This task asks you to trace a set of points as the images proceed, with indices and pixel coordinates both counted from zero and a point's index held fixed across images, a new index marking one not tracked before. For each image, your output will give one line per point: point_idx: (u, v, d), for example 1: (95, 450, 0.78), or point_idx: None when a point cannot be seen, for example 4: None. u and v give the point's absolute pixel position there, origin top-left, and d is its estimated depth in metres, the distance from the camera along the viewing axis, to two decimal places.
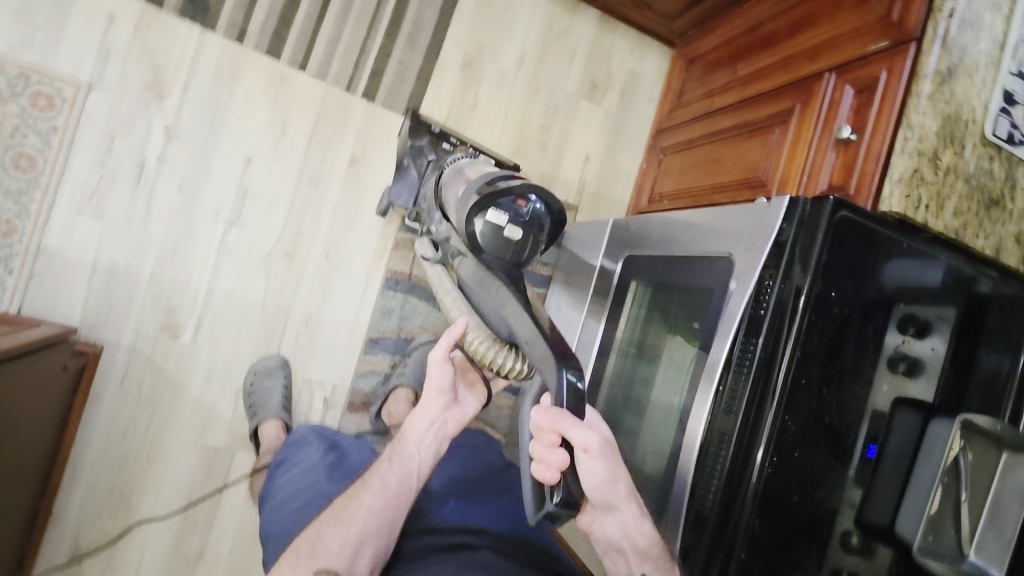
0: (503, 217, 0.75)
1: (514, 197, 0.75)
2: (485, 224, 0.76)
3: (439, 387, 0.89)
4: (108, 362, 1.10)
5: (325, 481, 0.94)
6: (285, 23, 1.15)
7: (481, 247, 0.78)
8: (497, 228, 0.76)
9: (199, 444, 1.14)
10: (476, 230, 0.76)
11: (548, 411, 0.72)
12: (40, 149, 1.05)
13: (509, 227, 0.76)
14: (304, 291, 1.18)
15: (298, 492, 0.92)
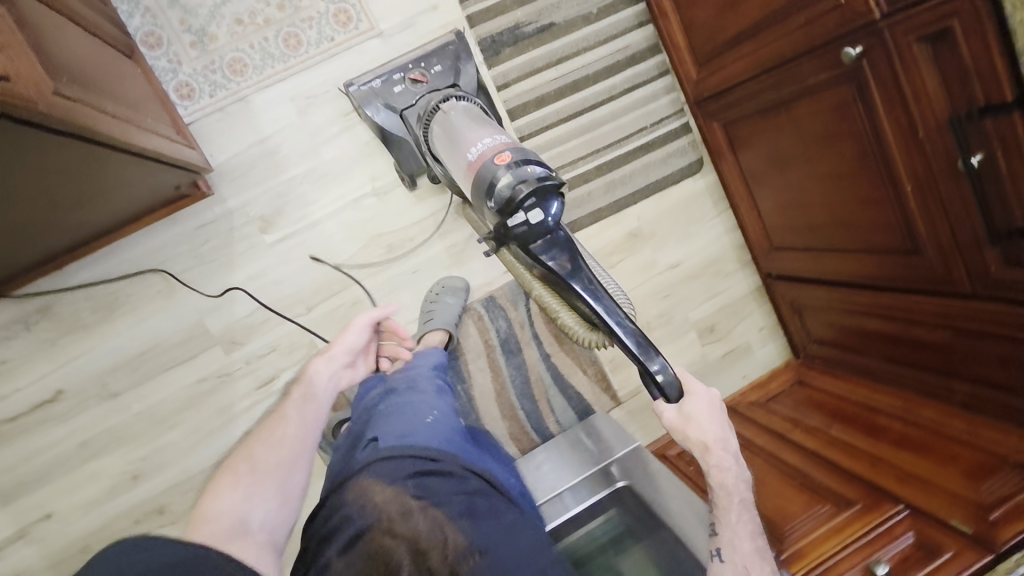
0: (520, 218, 0.87)
1: (517, 187, 0.85)
2: (512, 230, 0.88)
3: (349, 346, 1.01)
4: (203, 206, 1.18)
5: (433, 396, 0.96)
6: (540, 105, 1.28)
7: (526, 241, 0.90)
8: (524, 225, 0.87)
9: (199, 318, 1.19)
10: (510, 231, 0.89)
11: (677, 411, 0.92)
12: (310, 42, 1.19)
13: (531, 215, 0.87)
14: (375, 281, 1.26)
15: (407, 399, 0.93)
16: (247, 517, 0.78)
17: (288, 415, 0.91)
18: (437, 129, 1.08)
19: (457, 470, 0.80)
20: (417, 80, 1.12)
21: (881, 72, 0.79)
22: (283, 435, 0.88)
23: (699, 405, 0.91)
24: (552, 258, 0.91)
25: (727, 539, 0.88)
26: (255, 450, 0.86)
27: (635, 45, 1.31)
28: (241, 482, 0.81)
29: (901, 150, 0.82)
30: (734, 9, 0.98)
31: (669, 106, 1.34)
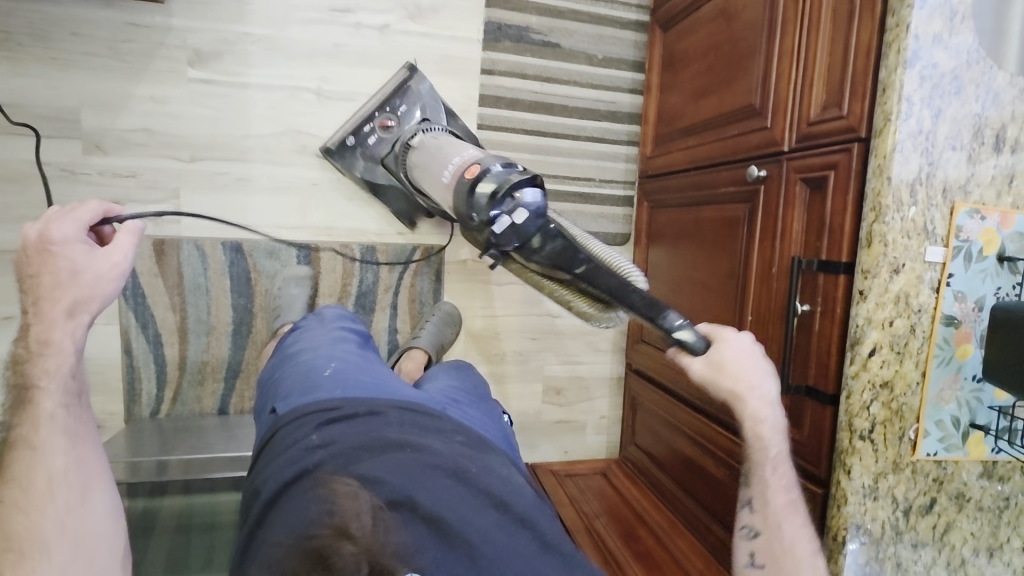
0: (503, 219, 0.81)
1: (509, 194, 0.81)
2: (504, 235, 0.83)
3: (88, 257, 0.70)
4: (144, 7, 1.13)
5: (326, 350, 0.94)
6: (511, 106, 1.30)
7: (514, 232, 0.82)
8: (512, 225, 0.82)
9: (77, 106, 1.12)
10: (497, 222, 0.81)
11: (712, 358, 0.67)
12: None
13: (518, 215, 0.81)
14: (271, 171, 1.22)
15: (301, 362, 0.92)
16: (81, 533, 0.64)
17: (40, 445, 0.64)
18: (414, 169, 1.14)
19: (361, 409, 0.76)
20: (387, 124, 1.21)
21: (769, 202, 0.82)
22: (49, 474, 0.64)
23: (740, 343, 0.67)
24: (552, 246, 0.84)
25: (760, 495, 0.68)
26: (15, 524, 0.60)
27: (620, 105, 1.36)
28: (22, 564, 0.59)
29: (756, 281, 0.85)
30: (696, 102, 1.03)
31: (621, 174, 1.38)
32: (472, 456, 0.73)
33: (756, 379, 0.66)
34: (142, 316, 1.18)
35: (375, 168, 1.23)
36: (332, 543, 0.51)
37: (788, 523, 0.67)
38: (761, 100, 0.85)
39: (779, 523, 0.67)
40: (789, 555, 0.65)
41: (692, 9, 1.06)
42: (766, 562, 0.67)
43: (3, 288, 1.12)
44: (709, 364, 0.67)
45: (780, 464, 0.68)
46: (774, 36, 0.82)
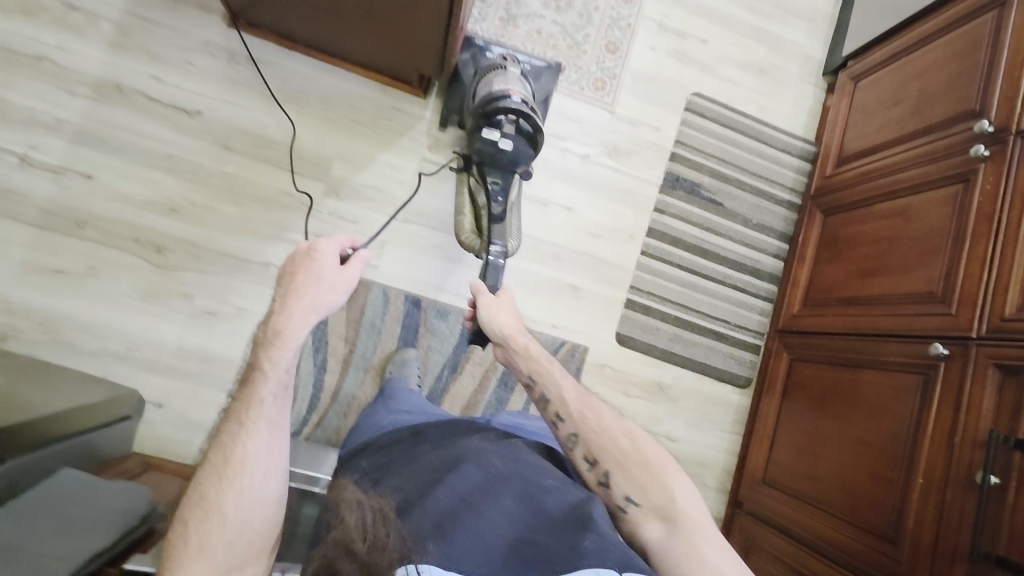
0: (494, 134, 1.10)
1: (508, 117, 1.09)
2: (484, 145, 1.11)
3: (339, 283, 0.72)
4: (410, 99, 1.37)
5: (381, 406, 0.99)
6: (673, 243, 1.48)
7: (487, 144, 1.11)
8: (493, 144, 1.11)
9: (331, 157, 1.33)
10: (489, 133, 1.10)
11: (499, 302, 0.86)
12: (567, 77, 1.46)
13: (502, 141, 1.10)
14: (462, 245, 1.38)
15: (361, 422, 0.97)
16: (252, 513, 0.63)
17: (247, 422, 0.65)
18: (489, 77, 1.18)
19: (404, 433, 0.81)
20: (505, 58, 1.24)
21: (950, 379, 0.93)
22: (246, 452, 0.64)
23: (487, 297, 0.86)
24: (491, 187, 1.15)
25: (557, 396, 0.74)
26: (209, 489, 0.62)
27: (763, 265, 1.53)
28: (204, 523, 0.61)
29: (932, 447, 0.93)
30: (862, 279, 1.19)
31: (754, 323, 1.51)
32: (495, 448, 0.72)
33: (519, 320, 0.85)
34: (316, 342, 1.29)
35: (470, 71, 1.25)
36: (356, 533, 0.55)
37: (592, 417, 0.72)
38: (944, 291, 1.00)
39: (587, 415, 0.72)
40: (609, 445, 0.69)
41: (862, 203, 1.26)
42: (596, 456, 0.69)
43: (216, 287, 1.25)
44: (498, 300, 0.86)
45: (565, 375, 0.77)
46: (961, 244, 0.99)
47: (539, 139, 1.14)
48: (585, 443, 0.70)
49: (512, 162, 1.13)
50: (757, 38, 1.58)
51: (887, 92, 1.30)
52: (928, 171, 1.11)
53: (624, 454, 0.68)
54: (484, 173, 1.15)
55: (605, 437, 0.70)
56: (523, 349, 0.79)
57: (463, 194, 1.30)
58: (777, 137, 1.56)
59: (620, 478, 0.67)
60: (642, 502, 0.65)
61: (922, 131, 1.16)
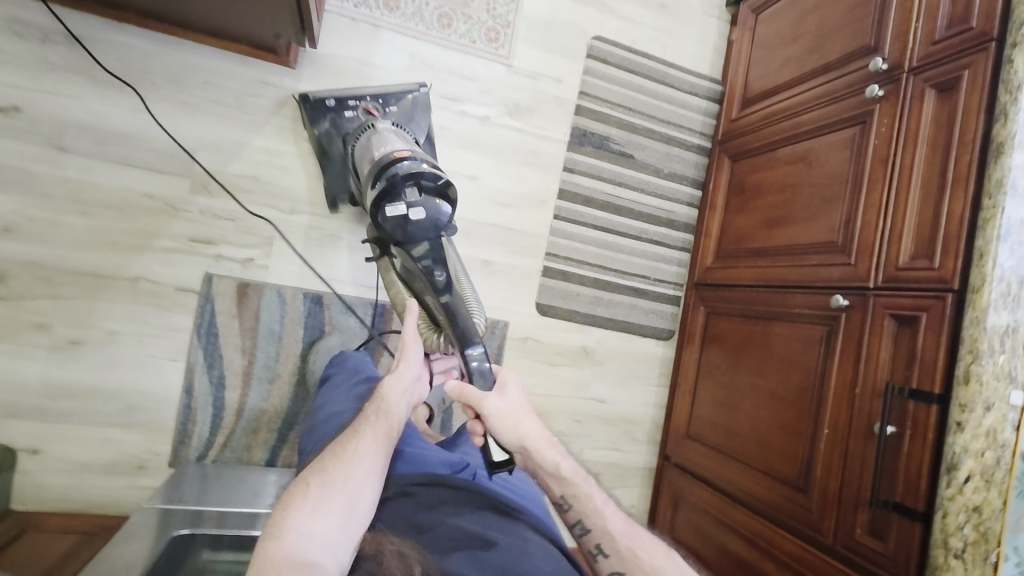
0: (398, 207, 0.98)
1: (407, 183, 0.97)
2: (393, 222, 0.99)
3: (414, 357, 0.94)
4: (275, 69, 1.20)
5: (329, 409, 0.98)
6: (585, 203, 1.41)
7: (397, 217, 0.98)
8: (402, 218, 0.99)
9: (192, 146, 1.16)
10: (393, 209, 0.98)
11: (506, 401, 0.81)
12: (455, 29, 1.31)
13: (412, 210, 0.99)
14: (359, 231, 1.27)
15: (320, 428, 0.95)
16: (357, 497, 0.73)
17: (363, 428, 0.81)
18: (363, 145, 1.09)
19: (393, 491, 0.83)
20: (369, 111, 1.16)
21: (851, 330, 0.94)
22: (361, 445, 0.79)
23: (494, 402, 0.80)
24: (426, 261, 0.99)
25: (600, 527, 0.74)
26: (331, 463, 0.75)
27: (677, 215, 1.49)
28: (321, 492, 0.72)
29: (835, 396, 0.94)
30: (769, 229, 1.17)
31: (673, 275, 1.50)
32: (496, 519, 0.77)
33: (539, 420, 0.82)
34: (209, 357, 1.17)
35: (335, 137, 1.18)
36: None
37: (639, 551, 0.72)
38: (845, 239, 0.99)
39: (635, 551, 0.72)
40: (639, 561, 0.71)
41: (766, 148, 1.23)
42: None
43: (78, 312, 1.10)
44: (506, 405, 0.80)
45: (602, 495, 0.77)
46: (859, 191, 0.97)
47: (451, 192, 1.02)
48: None
49: (436, 220, 1.01)
50: None
51: (787, 27, 1.23)
52: (827, 112, 1.08)
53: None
54: (411, 252, 1.01)
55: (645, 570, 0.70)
56: (554, 468, 0.77)
57: (394, 279, 1.10)
58: (683, 78, 1.48)
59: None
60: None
61: (822, 69, 1.12)
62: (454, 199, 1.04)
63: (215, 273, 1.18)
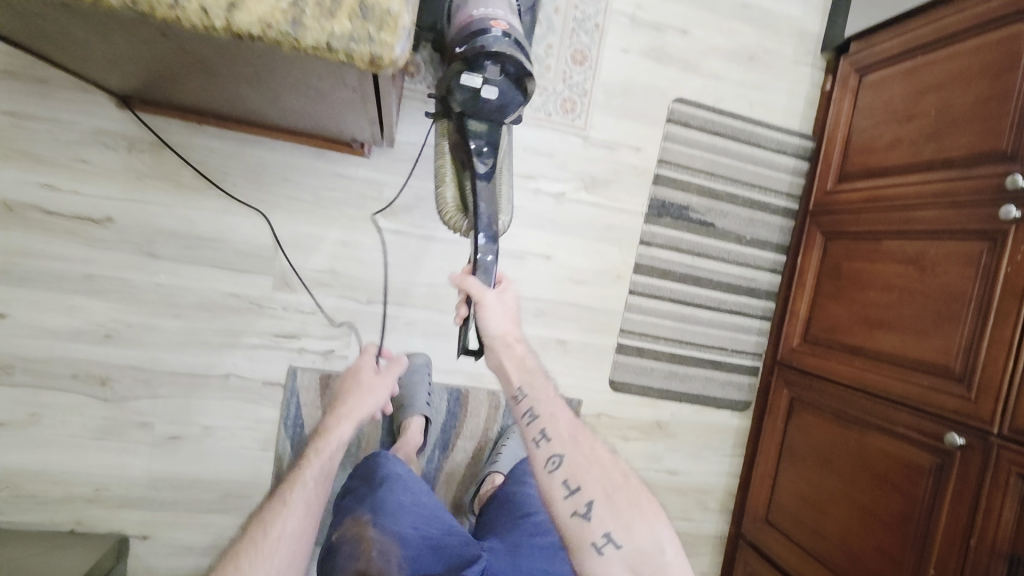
0: (472, 80, 0.82)
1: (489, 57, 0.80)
2: (463, 94, 0.83)
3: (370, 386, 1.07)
4: (351, 160, 1.18)
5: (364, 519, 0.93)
6: (663, 276, 1.36)
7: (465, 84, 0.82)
8: (473, 94, 0.83)
9: (274, 244, 1.16)
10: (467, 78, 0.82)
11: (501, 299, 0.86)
12: (530, 103, 1.24)
13: (482, 89, 0.82)
14: (435, 318, 1.26)
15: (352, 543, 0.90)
16: None
17: (287, 502, 0.85)
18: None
19: None
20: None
21: (969, 471, 0.90)
22: (282, 530, 0.82)
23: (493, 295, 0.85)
24: (474, 142, 0.89)
25: (548, 416, 0.82)
26: (244, 561, 0.77)
27: (759, 282, 1.42)
28: None
29: (945, 536, 0.91)
30: (869, 328, 1.10)
31: (752, 345, 1.44)
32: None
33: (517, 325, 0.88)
34: (295, 447, 1.20)
35: None
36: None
37: (583, 446, 0.80)
38: (962, 368, 0.92)
39: (579, 441, 0.80)
40: (582, 453, 0.79)
41: (867, 234, 1.13)
42: (579, 483, 0.75)
43: (176, 410, 1.15)
44: (498, 298, 0.86)
45: (557, 402, 0.83)
46: (984, 321, 0.90)
47: (530, 91, 0.85)
48: (568, 469, 0.77)
49: (501, 108, 0.85)
50: (745, 19, 1.34)
51: (897, 99, 1.11)
52: (946, 216, 0.98)
53: (610, 486, 0.76)
54: (466, 127, 0.89)
55: (587, 468, 0.77)
56: (515, 358, 0.85)
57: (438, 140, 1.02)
58: (770, 136, 1.37)
59: (604, 514, 0.73)
60: (624, 544, 0.72)
61: (941, 161, 1.01)
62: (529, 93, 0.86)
63: (298, 365, 1.19)
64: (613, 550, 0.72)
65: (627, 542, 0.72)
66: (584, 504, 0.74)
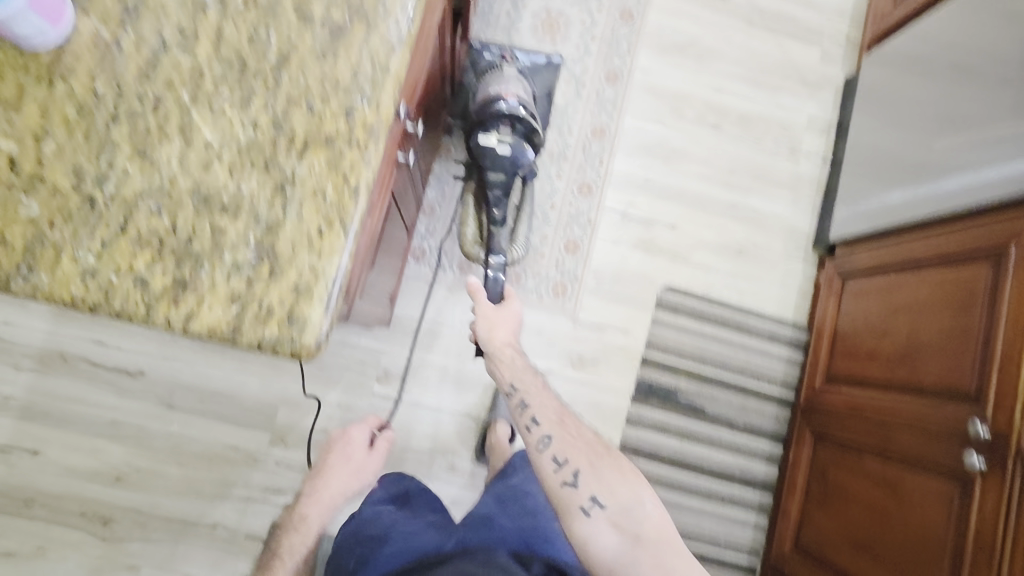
0: (490, 139, 1.05)
1: (505, 120, 1.05)
2: (483, 150, 1.06)
3: (349, 449, 1.02)
4: (356, 329, 1.30)
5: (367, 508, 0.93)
6: (650, 458, 1.35)
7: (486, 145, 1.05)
8: (491, 148, 1.05)
9: (278, 402, 1.27)
10: (488, 140, 1.05)
11: (493, 310, 0.90)
12: (524, 286, 1.35)
13: (499, 146, 1.05)
14: None
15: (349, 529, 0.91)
16: None
17: None
18: (488, 80, 1.14)
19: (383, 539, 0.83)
20: (505, 55, 1.26)
21: None
22: None
23: (485, 302, 0.90)
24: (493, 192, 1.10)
25: (537, 403, 0.81)
26: None
27: (755, 473, 1.37)
28: None
29: None
30: (853, 551, 1.03)
31: (748, 541, 1.35)
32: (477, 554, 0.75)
33: (516, 327, 0.91)
34: None
35: (473, 88, 1.26)
36: None
37: (570, 424, 0.80)
38: None
39: (565, 422, 0.80)
40: (568, 428, 0.79)
41: (850, 444, 1.09)
42: (567, 454, 0.76)
43: (162, 556, 1.21)
44: (495, 308, 0.91)
45: (545, 385, 0.84)
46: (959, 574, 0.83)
47: (536, 133, 1.09)
48: (557, 444, 0.77)
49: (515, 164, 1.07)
50: (733, 216, 1.41)
51: (875, 312, 1.12)
52: (920, 447, 0.95)
53: (593, 454, 0.76)
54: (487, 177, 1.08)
55: (573, 441, 0.77)
56: (507, 360, 0.87)
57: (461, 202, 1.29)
58: (762, 325, 1.39)
59: (588, 478, 0.74)
60: (610, 504, 0.72)
61: (912, 386, 0.99)
62: (535, 146, 1.12)
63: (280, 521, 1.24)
64: (601, 510, 0.71)
65: (612, 503, 0.72)
66: (571, 474, 0.74)
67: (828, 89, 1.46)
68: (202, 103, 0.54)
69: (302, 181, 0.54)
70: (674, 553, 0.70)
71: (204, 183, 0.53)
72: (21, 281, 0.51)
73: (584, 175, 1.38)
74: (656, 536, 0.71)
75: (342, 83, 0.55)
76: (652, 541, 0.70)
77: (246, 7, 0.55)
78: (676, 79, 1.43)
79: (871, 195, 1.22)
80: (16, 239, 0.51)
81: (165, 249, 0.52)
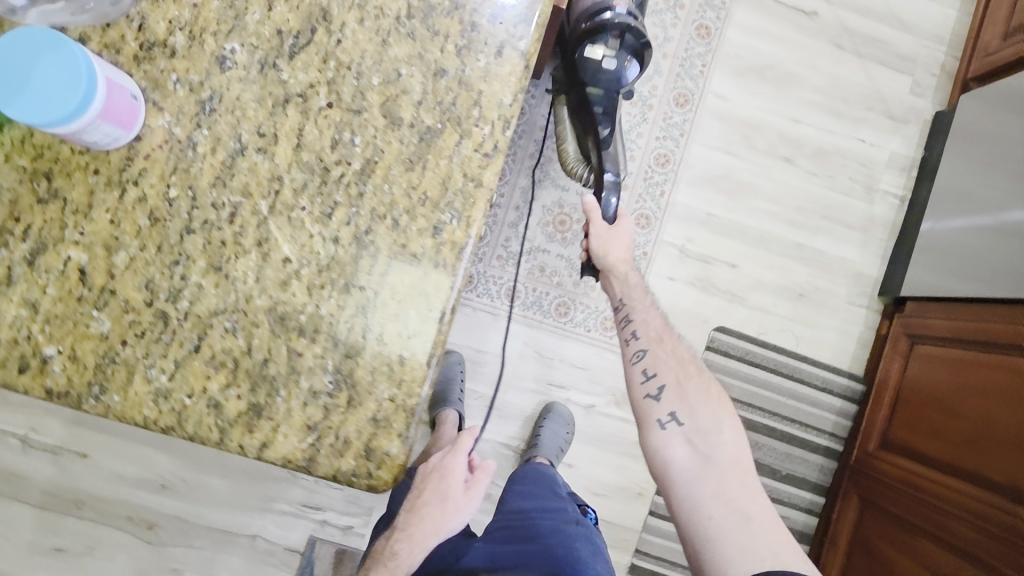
0: (596, 54, 0.81)
1: (610, 32, 0.80)
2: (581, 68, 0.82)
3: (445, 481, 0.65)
4: None
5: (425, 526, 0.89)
6: None
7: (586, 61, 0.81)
8: (593, 65, 0.81)
9: None
10: (591, 54, 0.81)
11: (608, 228, 0.83)
12: (572, 317, 1.30)
13: (604, 61, 0.81)
14: None
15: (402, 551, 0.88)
16: None
17: None
18: None
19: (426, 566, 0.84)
20: None
21: None
22: None
23: (600, 222, 0.82)
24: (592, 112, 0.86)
25: (638, 319, 0.81)
26: None
27: (793, 520, 1.32)
28: None
29: None
30: None
31: None
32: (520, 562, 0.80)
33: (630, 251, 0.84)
34: None
35: None
36: None
37: (667, 343, 0.79)
38: None
39: (661, 340, 0.79)
40: (663, 345, 0.78)
41: (901, 519, 1.06)
42: (656, 369, 0.76)
43: (204, 563, 1.25)
44: (611, 227, 0.83)
45: (650, 302, 0.83)
46: None
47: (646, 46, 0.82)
48: (649, 359, 0.77)
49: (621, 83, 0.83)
50: (798, 257, 1.34)
51: (942, 385, 1.07)
52: (978, 541, 0.91)
53: (683, 372, 0.76)
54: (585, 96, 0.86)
55: (666, 359, 0.77)
56: (621, 277, 0.83)
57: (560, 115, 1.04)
58: (817, 373, 1.32)
59: (673, 396, 0.74)
60: (688, 423, 0.72)
61: (978, 477, 0.95)
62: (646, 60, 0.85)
63: (316, 537, 1.26)
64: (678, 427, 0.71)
65: (691, 422, 0.72)
66: (656, 388, 0.75)
67: (915, 123, 1.35)
68: (280, 214, 0.50)
69: (383, 304, 0.50)
70: (744, 485, 0.67)
71: (281, 302, 0.50)
72: (91, 401, 0.48)
73: (642, 205, 1.31)
74: (730, 464, 0.68)
75: (431, 196, 0.50)
76: (724, 468, 0.68)
77: (329, 106, 0.50)
78: (750, 104, 1.33)
79: (962, 256, 1.12)
80: (85, 356, 0.48)
81: (239, 372, 0.49)
